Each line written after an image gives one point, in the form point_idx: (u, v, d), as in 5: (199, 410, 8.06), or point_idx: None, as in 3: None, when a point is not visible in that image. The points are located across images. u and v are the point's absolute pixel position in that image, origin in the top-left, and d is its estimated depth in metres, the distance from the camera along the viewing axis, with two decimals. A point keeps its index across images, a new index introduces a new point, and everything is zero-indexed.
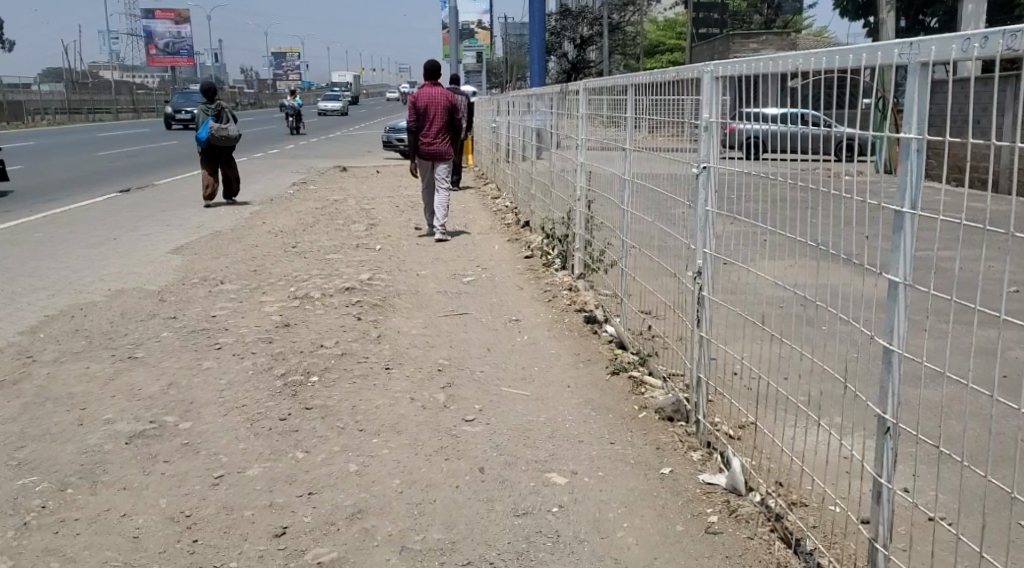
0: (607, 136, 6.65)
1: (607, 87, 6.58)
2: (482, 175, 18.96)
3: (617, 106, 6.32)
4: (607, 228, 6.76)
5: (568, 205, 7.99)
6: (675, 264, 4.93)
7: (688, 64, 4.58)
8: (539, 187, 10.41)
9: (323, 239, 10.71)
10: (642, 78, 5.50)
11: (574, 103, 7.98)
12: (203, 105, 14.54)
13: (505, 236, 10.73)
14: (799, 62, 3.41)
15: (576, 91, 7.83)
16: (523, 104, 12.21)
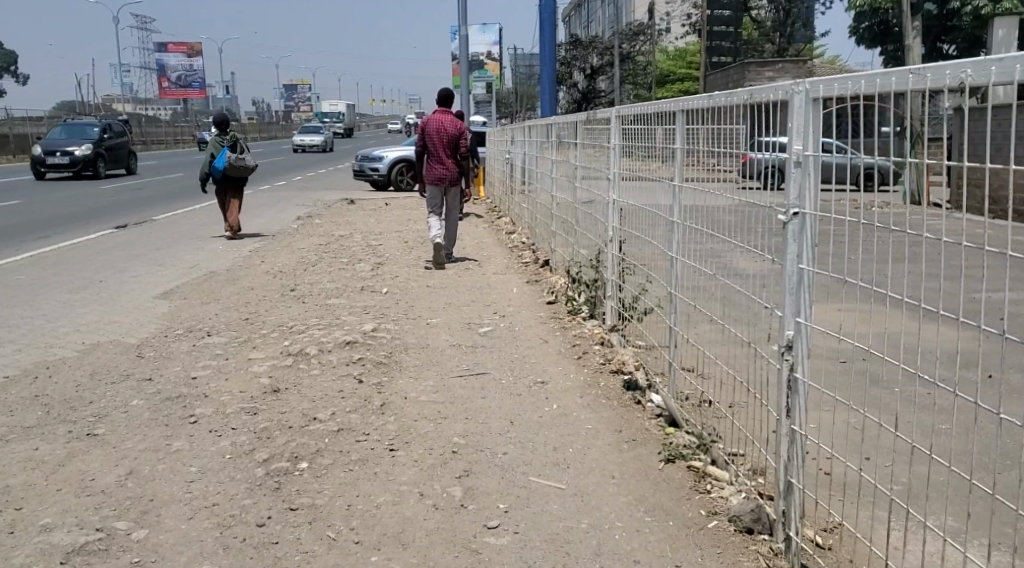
0: (646, 168, 5.73)
1: (648, 113, 5.63)
2: (495, 208, 18.09)
3: (659, 134, 5.41)
4: (644, 272, 5.85)
5: (596, 246, 7.10)
6: (748, 331, 3.95)
7: (772, 83, 3.61)
8: (559, 223, 9.55)
9: (326, 281, 9.85)
10: (700, 101, 4.53)
11: (602, 133, 7.11)
12: (217, 137, 14.26)
13: (522, 276, 9.86)
14: (965, 75, 2.45)
15: (604, 119, 6.95)
16: (540, 134, 11.39)
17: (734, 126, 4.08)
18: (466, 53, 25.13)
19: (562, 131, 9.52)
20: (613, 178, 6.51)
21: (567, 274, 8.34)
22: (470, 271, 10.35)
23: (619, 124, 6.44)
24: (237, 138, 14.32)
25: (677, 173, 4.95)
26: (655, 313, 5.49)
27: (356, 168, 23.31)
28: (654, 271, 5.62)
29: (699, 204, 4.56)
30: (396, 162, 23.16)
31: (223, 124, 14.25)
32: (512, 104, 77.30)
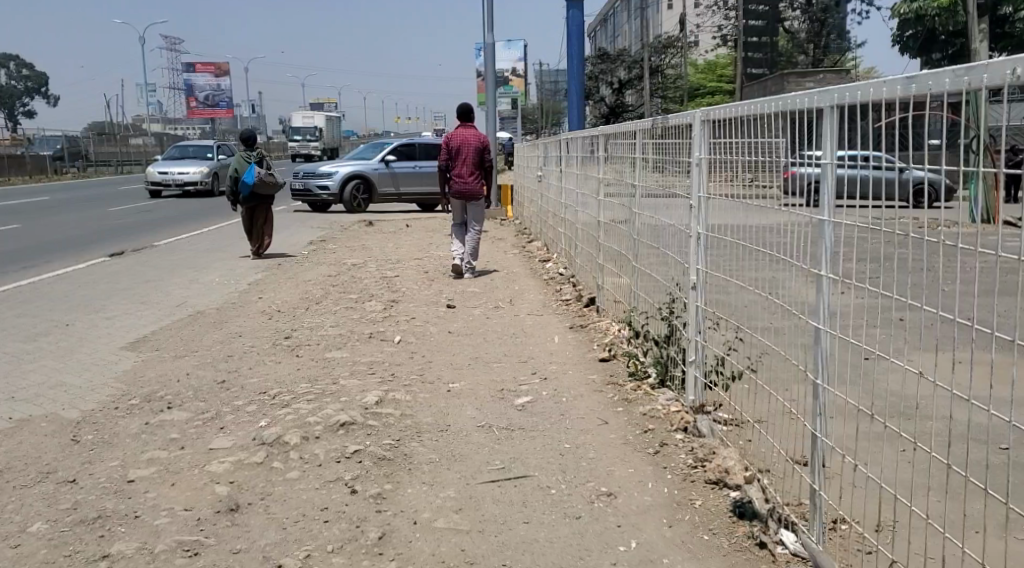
0: (754, 184, 4.15)
1: (756, 117, 4.12)
2: (525, 232, 16.41)
3: (763, 150, 4.03)
4: (757, 340, 4.14)
5: (670, 291, 5.44)
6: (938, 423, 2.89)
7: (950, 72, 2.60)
8: (609, 253, 7.90)
9: (330, 323, 8.26)
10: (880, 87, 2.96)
11: (676, 142, 5.46)
12: (243, 153, 13.42)
13: (563, 317, 8.23)
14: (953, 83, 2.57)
15: (680, 124, 5.33)
16: (581, 148, 9.79)
17: (772, 139, 3.91)
18: (491, 67, 23.50)
19: (612, 146, 7.90)
20: (697, 204, 4.89)
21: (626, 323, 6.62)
22: (499, 311, 8.73)
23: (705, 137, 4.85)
24: (265, 155, 13.62)
25: (827, 206, 3.38)
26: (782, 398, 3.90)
27: (298, 187, 21.34)
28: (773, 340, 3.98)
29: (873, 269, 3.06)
30: (347, 179, 21.15)
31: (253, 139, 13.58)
32: (538, 121, 75.74)
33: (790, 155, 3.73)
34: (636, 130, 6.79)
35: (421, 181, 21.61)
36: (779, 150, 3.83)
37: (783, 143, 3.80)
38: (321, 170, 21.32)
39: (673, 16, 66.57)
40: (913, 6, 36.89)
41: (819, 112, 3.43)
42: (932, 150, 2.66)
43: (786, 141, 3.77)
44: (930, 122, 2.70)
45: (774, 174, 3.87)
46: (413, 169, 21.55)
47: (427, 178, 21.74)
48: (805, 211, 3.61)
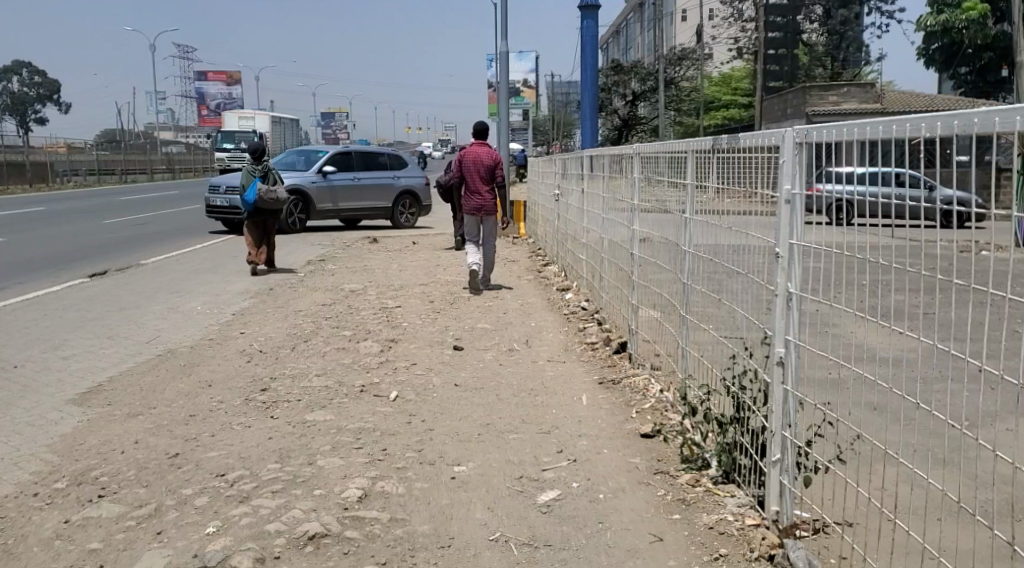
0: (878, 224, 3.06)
1: (875, 131, 3.11)
2: (540, 255, 15.17)
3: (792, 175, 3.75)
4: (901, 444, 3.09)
5: (748, 356, 4.28)
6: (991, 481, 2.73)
7: (946, 116, 2.71)
8: (647, 292, 6.67)
9: (317, 370, 7.07)
10: (936, 132, 2.77)
11: (748, 163, 4.33)
12: (248, 166, 13.09)
13: (590, 366, 7.03)
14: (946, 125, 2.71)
15: (752, 139, 4.25)
16: (608, 166, 8.64)
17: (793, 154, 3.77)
18: (504, 80, 22.19)
19: (652, 165, 6.67)
20: (782, 254, 3.74)
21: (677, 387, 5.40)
22: (517, 356, 7.52)
23: (806, 165, 3.66)
24: (271, 169, 13.22)
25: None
26: (937, 508, 2.96)
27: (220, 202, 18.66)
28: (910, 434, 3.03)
29: (957, 312, 2.67)
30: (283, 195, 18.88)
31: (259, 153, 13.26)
32: (549, 133, 74.46)
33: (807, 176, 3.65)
34: (685, 144, 5.60)
35: (359, 195, 19.98)
36: (801, 166, 3.68)
37: (806, 156, 3.65)
38: None
39: (688, 28, 65.17)
40: (939, 18, 35.57)
41: (849, 132, 3.29)
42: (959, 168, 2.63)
43: (811, 155, 3.62)
44: (957, 147, 2.67)
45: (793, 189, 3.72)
46: (351, 181, 19.88)
47: (364, 191, 20.09)
48: (823, 229, 3.45)
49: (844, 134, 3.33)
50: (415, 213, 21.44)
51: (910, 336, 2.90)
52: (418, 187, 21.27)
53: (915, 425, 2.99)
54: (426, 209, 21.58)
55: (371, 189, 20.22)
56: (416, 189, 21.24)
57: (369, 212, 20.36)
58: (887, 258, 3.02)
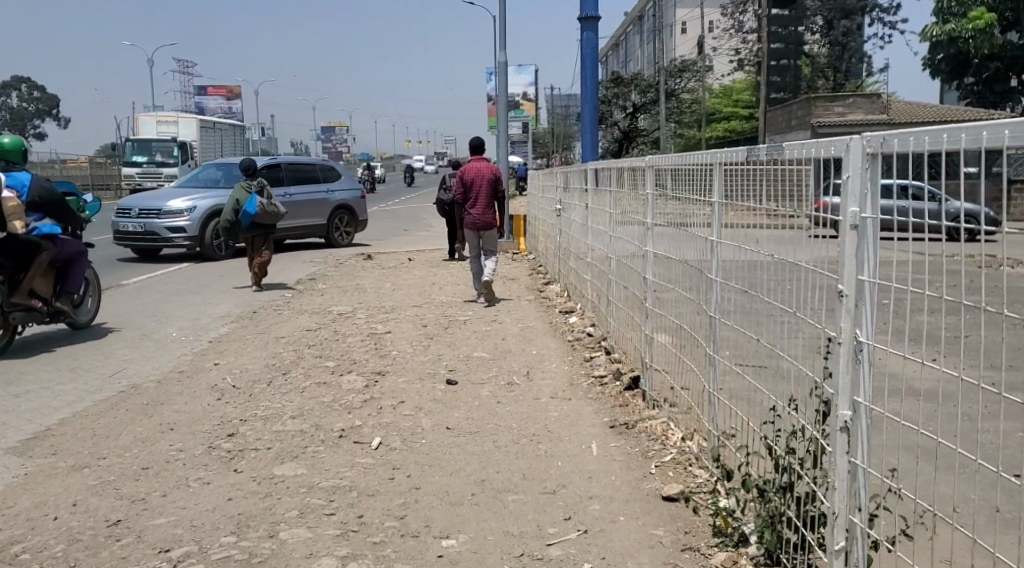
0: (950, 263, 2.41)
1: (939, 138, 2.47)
2: (541, 273, 14.40)
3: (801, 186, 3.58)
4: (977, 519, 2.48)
5: (801, 410, 3.54)
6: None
7: (955, 128, 2.40)
8: (663, 324, 5.93)
9: (294, 410, 6.32)
10: (937, 140, 2.48)
11: (800, 175, 3.62)
12: (243, 184, 13.11)
13: (598, 404, 6.29)
14: (957, 137, 2.40)
15: (804, 146, 3.57)
16: (615, 179, 7.94)
17: (797, 168, 3.62)
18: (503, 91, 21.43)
19: (667, 176, 5.91)
20: (846, 293, 2.94)
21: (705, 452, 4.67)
22: (517, 391, 6.77)
23: (877, 181, 2.83)
24: (265, 183, 13.35)
25: None
26: None
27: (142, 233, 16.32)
28: (963, 485, 2.50)
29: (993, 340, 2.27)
30: (208, 219, 16.53)
31: (251, 168, 13.40)
32: (549, 145, 73.71)
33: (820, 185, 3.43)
34: (709, 156, 4.86)
35: (291, 213, 18.23)
36: (806, 183, 3.53)
37: (809, 171, 3.51)
38: (167, 207, 16.32)
39: (690, 40, 64.62)
40: (944, 27, 34.70)
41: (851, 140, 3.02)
42: (970, 180, 2.34)
43: (814, 170, 3.47)
44: (971, 158, 2.37)
45: (801, 206, 3.56)
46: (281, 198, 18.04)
47: (296, 208, 18.38)
48: (831, 244, 3.27)
49: (909, 144, 2.61)
50: (350, 228, 20.07)
51: (939, 368, 2.50)
52: (353, 201, 19.95)
53: (967, 477, 2.46)
54: (363, 223, 20.27)
55: (304, 205, 18.56)
56: (351, 203, 19.86)
57: (301, 231, 18.62)
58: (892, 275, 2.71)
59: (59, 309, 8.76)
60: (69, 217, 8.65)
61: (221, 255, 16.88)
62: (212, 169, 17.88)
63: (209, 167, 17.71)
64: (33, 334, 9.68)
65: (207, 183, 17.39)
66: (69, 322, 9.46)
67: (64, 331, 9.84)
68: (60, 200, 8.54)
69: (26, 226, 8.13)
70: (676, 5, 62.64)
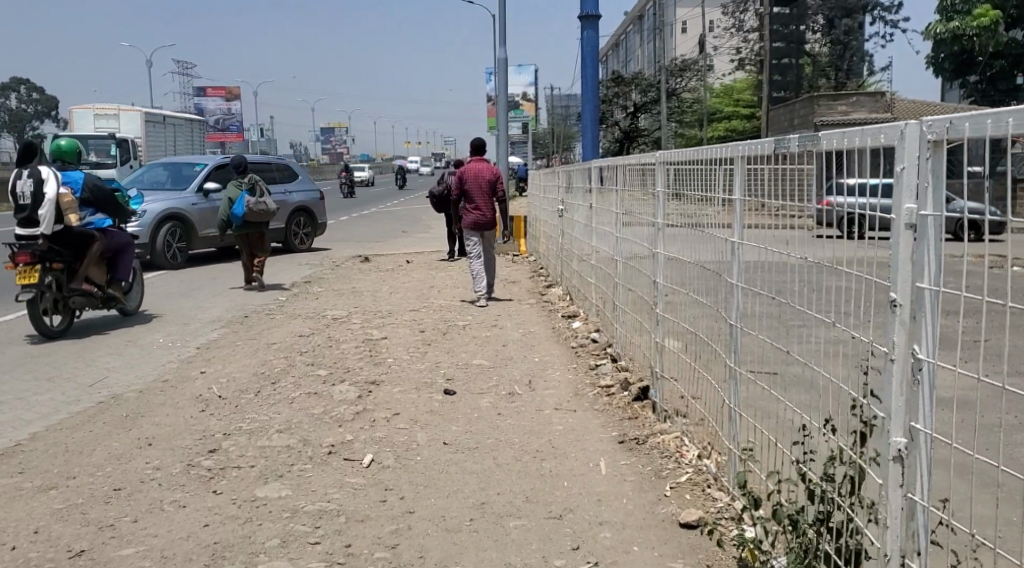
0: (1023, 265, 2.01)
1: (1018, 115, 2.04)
2: (543, 275, 13.98)
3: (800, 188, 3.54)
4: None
5: (850, 430, 3.14)
6: None
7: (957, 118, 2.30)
8: (676, 332, 5.55)
9: (281, 423, 5.92)
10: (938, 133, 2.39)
11: (847, 169, 3.18)
12: (235, 180, 12.93)
13: (605, 416, 5.90)
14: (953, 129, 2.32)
15: (847, 134, 3.15)
16: (622, 178, 7.57)
17: (800, 165, 3.56)
18: (503, 90, 21.03)
19: (678, 175, 5.56)
20: (902, 303, 2.53)
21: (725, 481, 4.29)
22: (520, 402, 6.37)
23: (944, 174, 2.38)
24: (256, 180, 13.10)
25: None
26: None
27: None
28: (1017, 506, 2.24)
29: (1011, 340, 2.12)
30: (158, 222, 14.98)
31: (243, 167, 13.20)
32: (550, 146, 73.30)
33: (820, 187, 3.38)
34: (728, 150, 4.47)
35: None
36: (807, 181, 3.45)
37: (813, 168, 3.45)
38: None
39: (690, 40, 64.23)
40: (948, 25, 34.36)
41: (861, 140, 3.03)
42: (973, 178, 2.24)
43: (818, 167, 3.40)
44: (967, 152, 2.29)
45: (803, 205, 3.47)
46: None
47: None
48: (840, 243, 3.19)
49: (985, 128, 2.16)
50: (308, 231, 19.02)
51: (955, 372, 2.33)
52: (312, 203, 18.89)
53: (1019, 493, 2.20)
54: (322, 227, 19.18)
55: None
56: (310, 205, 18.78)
57: None
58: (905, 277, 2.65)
59: (110, 294, 9.66)
60: (118, 211, 9.54)
61: (170, 263, 15.36)
62: (156, 169, 16.40)
63: (155, 167, 16.31)
64: (88, 319, 10.65)
65: (154, 183, 15.96)
66: (120, 309, 10.36)
67: (113, 318, 10.75)
68: (109, 195, 9.42)
69: (79, 219, 9.00)
70: (676, 5, 62.25)
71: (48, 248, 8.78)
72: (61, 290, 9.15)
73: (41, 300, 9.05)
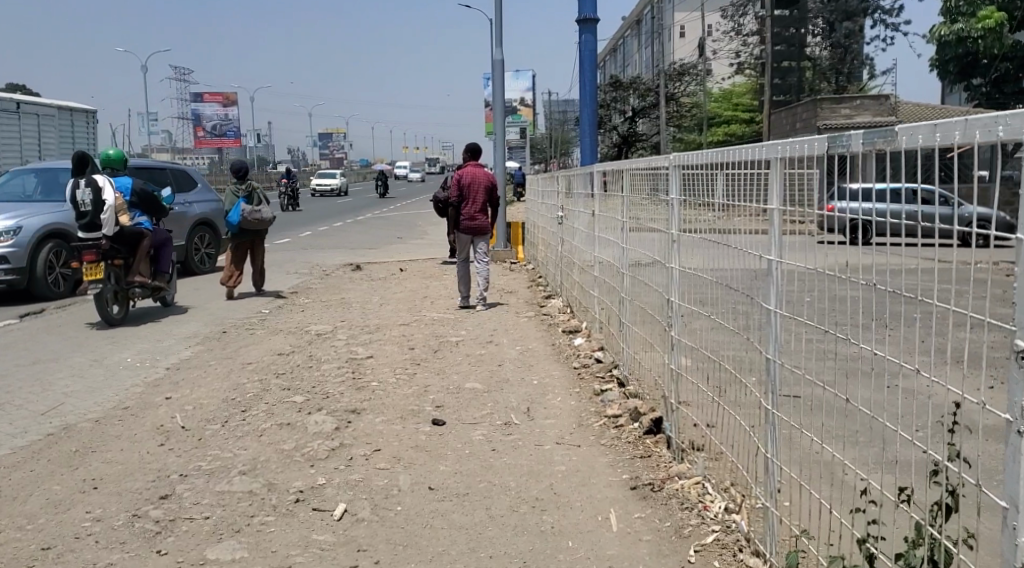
0: None
1: None
2: (541, 285, 13.26)
3: (807, 191, 3.36)
4: None
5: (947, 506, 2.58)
6: None
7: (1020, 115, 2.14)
8: (694, 362, 4.88)
9: (247, 461, 5.25)
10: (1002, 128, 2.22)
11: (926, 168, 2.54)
12: (231, 188, 12.65)
13: (613, 453, 5.23)
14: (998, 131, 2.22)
15: (922, 134, 2.52)
16: (628, 184, 6.83)
17: (805, 171, 3.38)
18: (500, 95, 20.35)
19: (694, 180, 4.93)
20: None
21: (765, 554, 3.69)
22: (516, 433, 5.70)
23: None
24: (255, 188, 12.71)
25: None
26: None
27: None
28: None
29: None
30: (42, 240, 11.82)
31: (243, 173, 12.78)
32: (548, 151, 72.50)
33: (826, 191, 3.18)
34: (766, 153, 3.82)
35: None
36: (813, 186, 3.28)
37: (814, 176, 3.29)
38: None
39: (688, 44, 63.61)
40: (952, 27, 33.70)
41: (857, 143, 2.91)
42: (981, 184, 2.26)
43: (822, 172, 3.21)
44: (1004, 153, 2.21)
45: (807, 209, 3.33)
46: None
47: None
48: (843, 250, 3.01)
49: None
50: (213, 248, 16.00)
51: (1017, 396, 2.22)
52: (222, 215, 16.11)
53: None
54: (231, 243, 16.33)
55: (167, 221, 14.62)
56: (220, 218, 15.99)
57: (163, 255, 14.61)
58: (918, 284, 2.58)
59: (159, 285, 10.74)
60: (160, 211, 10.67)
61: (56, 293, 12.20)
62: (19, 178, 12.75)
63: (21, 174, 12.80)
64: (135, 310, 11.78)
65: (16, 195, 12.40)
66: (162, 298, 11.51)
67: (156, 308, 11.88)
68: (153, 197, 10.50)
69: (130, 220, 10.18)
70: (675, 9, 61.68)
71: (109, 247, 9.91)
72: (122, 282, 10.33)
73: (104, 292, 10.22)
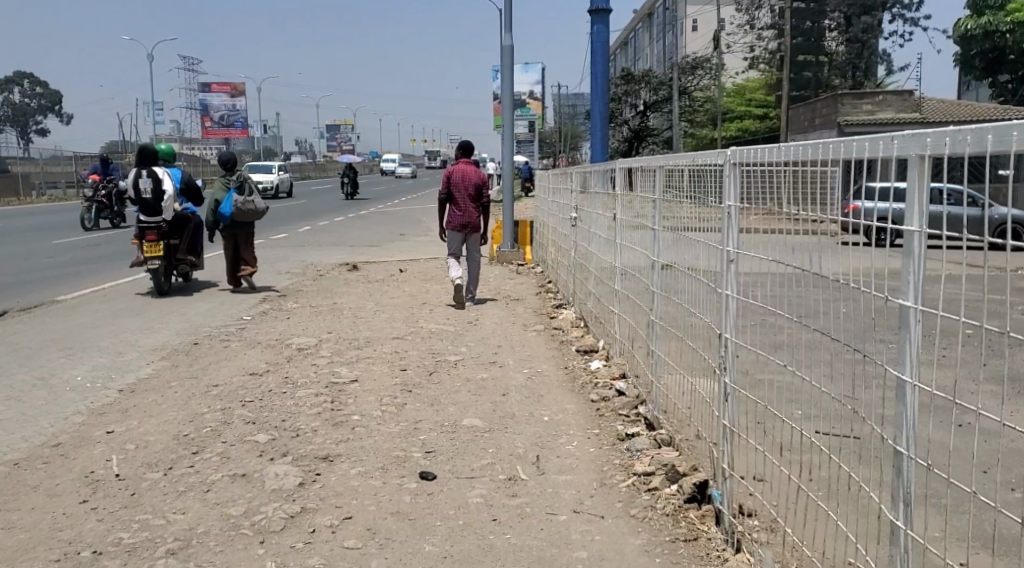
0: None
1: None
2: (552, 293, 12.06)
3: (822, 188, 3.14)
4: None
5: None
6: None
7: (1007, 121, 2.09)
8: (763, 422, 3.72)
9: (180, 534, 4.14)
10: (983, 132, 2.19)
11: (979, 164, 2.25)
12: (222, 177, 11.59)
13: (648, 530, 4.13)
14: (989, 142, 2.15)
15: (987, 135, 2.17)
16: (661, 182, 5.52)
17: (822, 170, 3.15)
18: (508, 90, 19.05)
19: (761, 185, 3.72)
20: None
21: None
22: (523, 495, 4.58)
23: None
24: (246, 179, 11.68)
25: None
26: None
27: None
28: None
29: None
30: None
31: (231, 163, 11.71)
32: (558, 146, 71.01)
33: (845, 190, 2.98)
34: (896, 147, 2.61)
35: None
36: (833, 186, 3.04)
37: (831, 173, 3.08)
38: None
39: (701, 39, 62.10)
40: (981, 21, 32.28)
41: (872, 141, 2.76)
42: (1008, 184, 2.08)
43: (841, 173, 3.00)
44: (996, 159, 2.15)
45: (823, 211, 3.12)
46: None
47: None
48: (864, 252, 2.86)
49: None
50: None
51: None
52: None
53: None
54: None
55: None
56: None
57: None
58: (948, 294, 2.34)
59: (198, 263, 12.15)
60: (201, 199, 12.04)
61: None
62: None
63: None
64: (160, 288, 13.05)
65: None
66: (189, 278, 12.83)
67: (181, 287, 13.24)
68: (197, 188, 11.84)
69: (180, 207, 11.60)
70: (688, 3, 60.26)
71: (167, 228, 11.38)
72: (173, 258, 11.75)
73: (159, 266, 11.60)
